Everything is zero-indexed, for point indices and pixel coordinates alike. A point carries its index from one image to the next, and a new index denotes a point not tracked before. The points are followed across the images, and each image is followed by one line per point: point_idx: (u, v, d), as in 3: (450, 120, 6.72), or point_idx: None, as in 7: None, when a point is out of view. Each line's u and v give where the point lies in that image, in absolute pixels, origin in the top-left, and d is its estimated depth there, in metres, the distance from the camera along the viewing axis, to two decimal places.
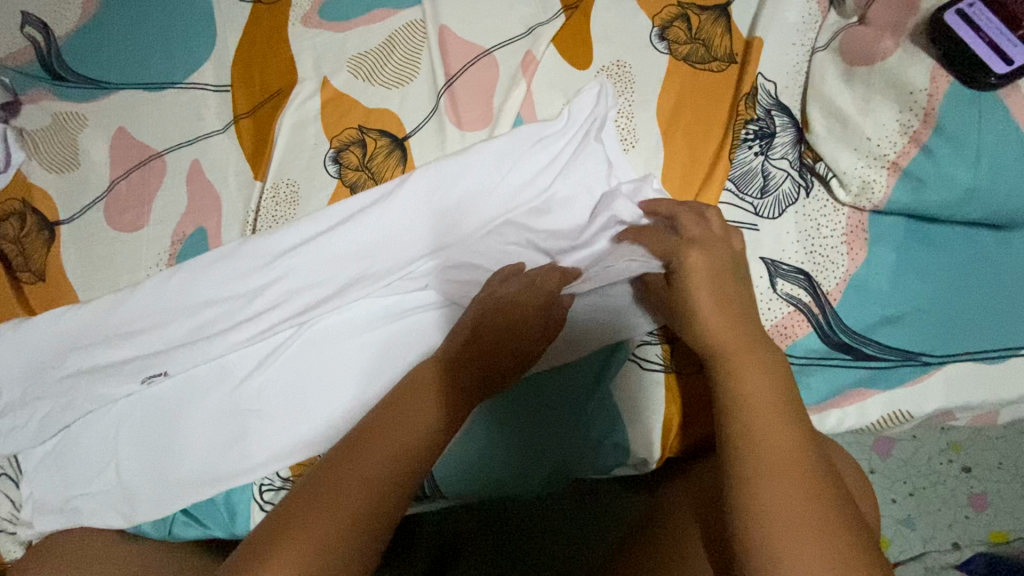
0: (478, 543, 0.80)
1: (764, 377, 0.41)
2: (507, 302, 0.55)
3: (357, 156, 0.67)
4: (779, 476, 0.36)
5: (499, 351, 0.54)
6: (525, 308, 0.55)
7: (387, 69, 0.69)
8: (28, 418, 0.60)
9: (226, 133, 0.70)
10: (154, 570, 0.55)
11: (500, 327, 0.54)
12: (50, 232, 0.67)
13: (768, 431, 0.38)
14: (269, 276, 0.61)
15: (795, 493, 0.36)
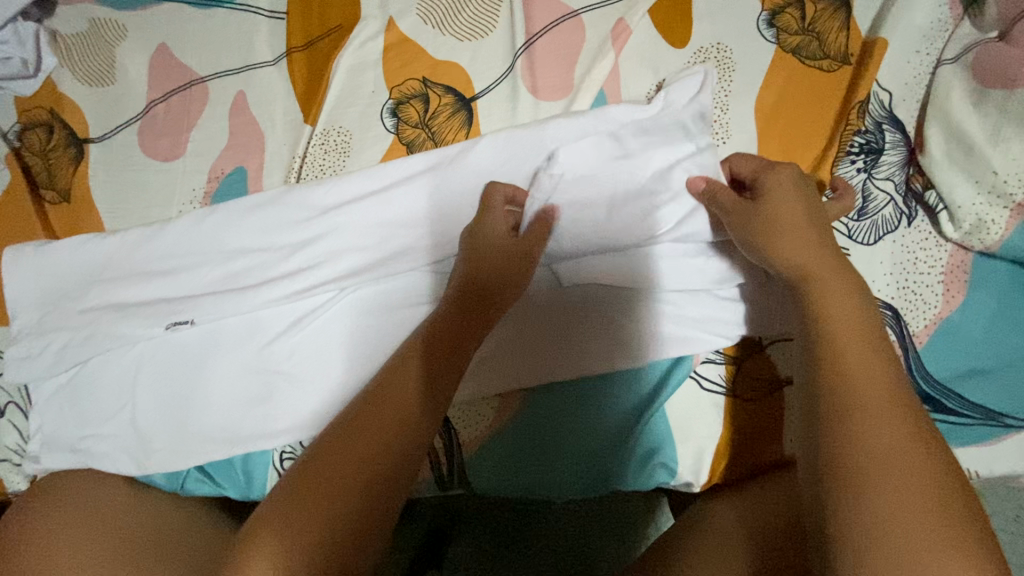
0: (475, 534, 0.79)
1: (847, 312, 0.41)
2: (496, 250, 0.51)
3: (418, 112, 0.61)
4: (868, 411, 0.35)
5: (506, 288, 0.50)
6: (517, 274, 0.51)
7: (461, 17, 0.63)
8: (42, 348, 0.56)
9: (277, 66, 0.64)
10: (165, 529, 0.53)
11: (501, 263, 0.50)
12: (78, 150, 0.63)
13: (850, 365, 0.38)
14: (314, 231, 0.57)
15: (885, 429, 0.34)
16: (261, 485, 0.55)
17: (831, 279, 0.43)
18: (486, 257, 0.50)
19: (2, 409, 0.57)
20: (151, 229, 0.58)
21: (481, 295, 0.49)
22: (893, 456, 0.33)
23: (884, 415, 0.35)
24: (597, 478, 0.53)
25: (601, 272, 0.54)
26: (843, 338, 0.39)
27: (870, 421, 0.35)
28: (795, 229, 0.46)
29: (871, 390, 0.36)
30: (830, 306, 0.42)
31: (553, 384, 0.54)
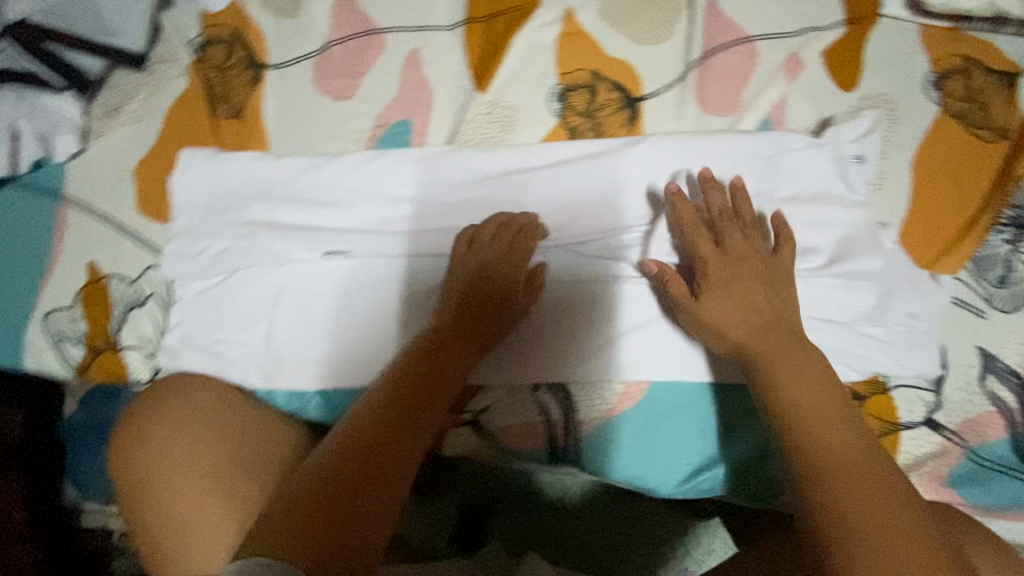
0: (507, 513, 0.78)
1: (813, 384, 0.45)
2: (489, 266, 0.56)
3: (584, 101, 0.64)
4: (857, 478, 0.39)
5: (489, 305, 0.55)
6: (510, 292, 0.56)
7: (639, 21, 0.65)
8: (200, 250, 0.59)
9: (454, 32, 0.67)
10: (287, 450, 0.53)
11: (493, 286, 0.55)
12: (255, 72, 0.65)
13: (831, 439, 0.41)
14: (473, 193, 0.60)
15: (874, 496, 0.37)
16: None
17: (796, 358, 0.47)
18: (483, 271, 0.56)
19: (142, 300, 0.60)
20: (318, 160, 0.60)
21: (471, 303, 0.55)
22: (886, 520, 0.36)
23: (871, 482, 0.38)
24: (703, 475, 0.57)
25: None
26: (810, 409, 0.43)
27: (847, 488, 0.38)
28: (723, 294, 0.52)
29: (847, 458, 0.40)
30: (796, 389, 0.45)
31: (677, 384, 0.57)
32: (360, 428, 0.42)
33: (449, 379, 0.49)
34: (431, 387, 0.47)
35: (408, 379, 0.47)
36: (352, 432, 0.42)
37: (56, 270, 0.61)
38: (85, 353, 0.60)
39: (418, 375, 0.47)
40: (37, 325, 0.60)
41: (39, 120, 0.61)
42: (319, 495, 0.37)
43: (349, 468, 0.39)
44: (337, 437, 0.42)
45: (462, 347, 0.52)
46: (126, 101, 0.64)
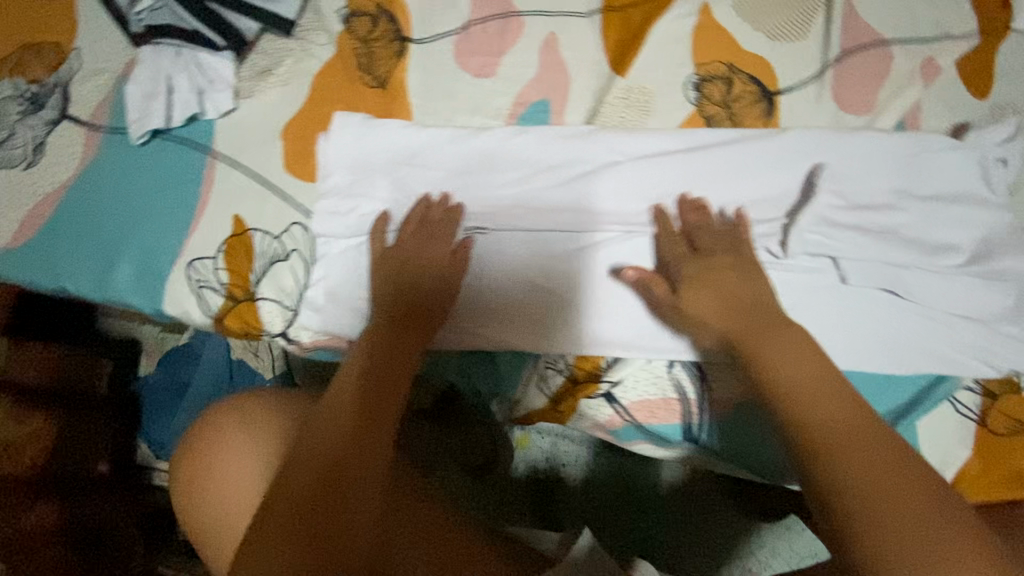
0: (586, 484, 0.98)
1: (808, 365, 0.44)
2: (406, 259, 0.59)
3: (721, 91, 0.65)
4: (875, 470, 0.37)
5: (408, 287, 0.57)
6: (442, 292, 0.58)
7: (775, 19, 0.67)
8: (351, 209, 0.62)
9: (592, 18, 0.69)
10: None
11: (393, 271, 0.58)
12: (400, 45, 0.67)
13: (832, 422, 0.40)
14: (611, 173, 0.61)
15: (891, 488, 0.37)
16: (518, 384, 0.62)
17: (768, 334, 0.48)
18: (400, 266, 0.59)
19: (285, 254, 0.62)
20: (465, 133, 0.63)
21: (410, 309, 0.56)
22: (914, 518, 0.35)
23: (893, 477, 0.37)
24: None
25: (883, 276, 0.57)
26: (808, 389, 0.43)
27: (859, 479, 0.37)
28: (703, 291, 0.54)
29: (860, 448, 0.39)
30: (790, 372, 0.44)
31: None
32: (332, 426, 0.43)
33: (402, 362, 0.51)
34: (397, 381, 0.49)
35: (366, 379, 0.48)
36: (319, 429, 0.43)
37: (202, 219, 0.62)
38: (224, 303, 0.61)
39: (383, 369, 0.49)
40: (181, 271, 0.62)
41: (199, 74, 0.64)
42: (298, 496, 0.39)
43: (336, 465, 0.41)
44: (312, 432, 0.43)
45: (414, 339, 0.54)
46: (276, 65, 0.66)
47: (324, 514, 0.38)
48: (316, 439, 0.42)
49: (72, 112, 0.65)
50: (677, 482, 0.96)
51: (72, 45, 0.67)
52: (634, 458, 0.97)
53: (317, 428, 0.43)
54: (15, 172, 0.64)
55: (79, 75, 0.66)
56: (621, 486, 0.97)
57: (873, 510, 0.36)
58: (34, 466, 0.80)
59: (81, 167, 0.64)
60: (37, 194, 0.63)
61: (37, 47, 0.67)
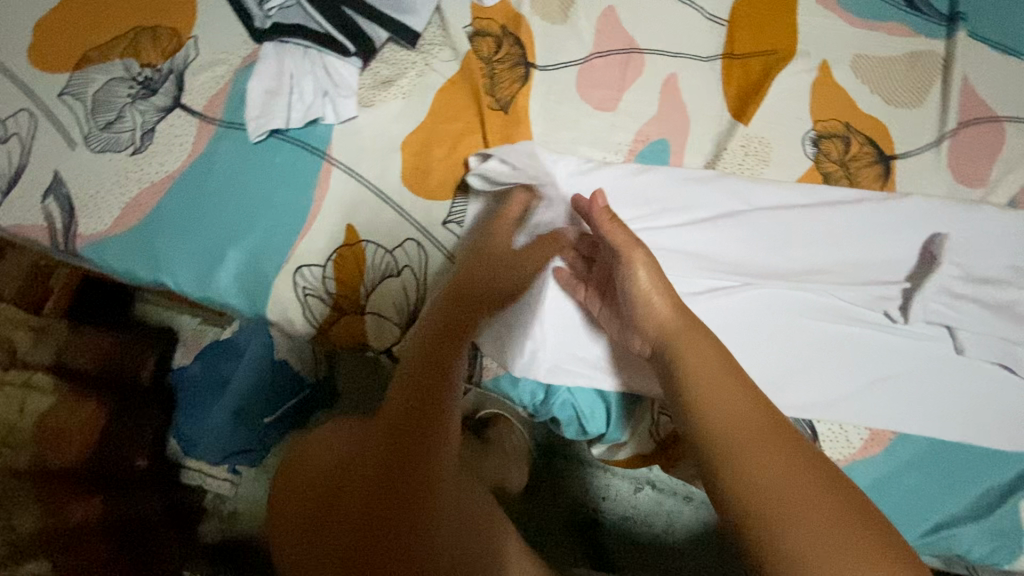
0: (621, 527, 0.98)
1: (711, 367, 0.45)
2: (489, 255, 0.57)
3: (838, 150, 0.66)
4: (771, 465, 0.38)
5: (477, 284, 0.55)
6: (496, 279, 0.57)
7: (895, 84, 0.68)
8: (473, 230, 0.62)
9: (714, 64, 0.69)
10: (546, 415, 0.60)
11: (476, 269, 0.56)
12: (524, 70, 0.67)
13: (743, 428, 0.40)
14: (734, 218, 0.61)
15: (794, 484, 0.37)
16: (625, 428, 0.62)
17: (696, 343, 0.47)
18: (471, 261, 0.57)
19: (397, 270, 0.60)
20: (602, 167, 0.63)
21: (460, 303, 0.53)
22: (805, 509, 0.36)
23: (781, 469, 0.38)
24: (947, 530, 0.57)
25: (999, 351, 0.57)
26: (709, 384, 0.44)
27: (771, 479, 0.37)
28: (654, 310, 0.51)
29: (752, 443, 0.39)
30: (719, 390, 0.43)
31: (935, 442, 0.57)
32: (374, 454, 0.42)
33: (452, 357, 0.48)
34: (446, 377, 0.47)
35: (411, 388, 0.46)
36: (364, 458, 0.43)
37: (312, 226, 0.61)
38: (330, 313, 0.60)
39: (434, 367, 0.47)
40: (287, 277, 0.60)
41: (325, 78, 0.63)
42: (361, 520, 0.40)
43: (381, 494, 0.40)
44: (359, 463, 0.43)
45: (464, 330, 0.51)
46: (398, 76, 0.65)
47: (384, 531, 0.39)
48: (361, 467, 0.42)
49: (185, 101, 0.63)
50: (706, 524, 0.98)
51: (189, 34, 0.65)
52: (669, 498, 0.99)
53: (371, 446, 0.43)
54: (121, 157, 0.62)
55: (195, 65, 0.65)
56: (654, 523, 0.98)
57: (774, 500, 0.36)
58: (82, 456, 0.78)
59: (188, 160, 0.62)
60: (143, 183, 0.61)
61: (154, 30, 0.65)
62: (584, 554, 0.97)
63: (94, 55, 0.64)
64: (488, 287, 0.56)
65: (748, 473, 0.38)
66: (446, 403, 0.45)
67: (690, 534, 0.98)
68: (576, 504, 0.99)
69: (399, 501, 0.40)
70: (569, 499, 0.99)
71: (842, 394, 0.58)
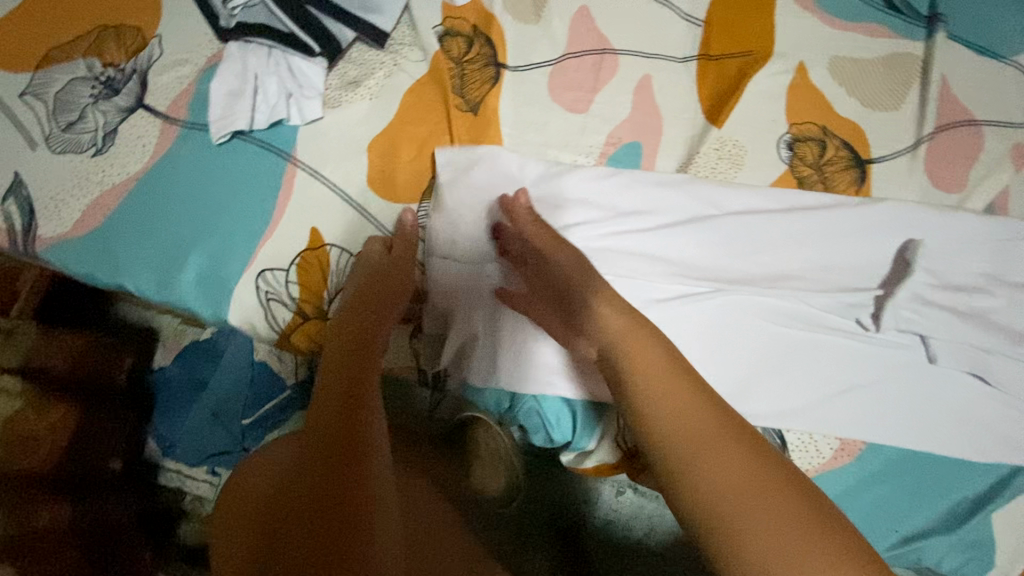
0: (602, 532, 0.98)
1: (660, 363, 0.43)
2: (372, 274, 0.56)
3: (814, 153, 0.65)
4: (717, 458, 0.37)
5: (376, 300, 0.55)
6: (399, 290, 0.57)
7: (873, 86, 0.67)
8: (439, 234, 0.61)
9: (689, 65, 0.68)
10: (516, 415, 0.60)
11: (373, 288, 0.55)
12: (494, 70, 0.66)
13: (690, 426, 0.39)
14: (704, 223, 0.60)
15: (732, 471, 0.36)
16: (594, 436, 0.60)
17: (641, 345, 0.46)
18: (368, 280, 0.56)
19: None
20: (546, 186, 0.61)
21: (363, 314, 0.53)
22: (752, 499, 0.35)
23: (730, 461, 0.37)
24: (915, 542, 0.56)
25: (971, 359, 0.56)
26: (656, 381, 0.42)
27: (711, 466, 0.37)
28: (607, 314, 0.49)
29: (693, 429, 0.39)
30: (662, 395, 0.41)
31: (905, 452, 0.56)
32: (312, 470, 0.40)
33: (369, 370, 0.48)
34: (363, 390, 0.45)
35: (338, 408, 0.44)
36: (305, 473, 0.41)
37: (275, 229, 0.60)
38: (293, 317, 0.60)
39: (351, 381, 0.46)
40: (249, 281, 0.59)
41: (290, 79, 0.62)
42: (297, 540, 0.37)
43: (326, 514, 0.37)
44: (301, 474, 0.41)
45: (371, 342, 0.51)
46: (365, 76, 0.64)
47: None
48: (303, 488, 0.40)
49: (148, 101, 0.62)
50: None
51: (152, 33, 0.64)
52: (651, 501, 0.98)
53: (306, 467, 0.41)
54: (82, 159, 0.61)
55: (159, 64, 0.63)
56: (635, 527, 0.98)
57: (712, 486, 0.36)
58: (50, 461, 0.77)
59: (150, 162, 0.61)
60: (105, 185, 0.60)
61: (117, 29, 0.64)
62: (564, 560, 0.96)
63: (55, 55, 0.63)
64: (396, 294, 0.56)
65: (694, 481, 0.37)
66: (368, 414, 0.44)
67: (673, 539, 0.97)
68: (557, 509, 0.98)
69: (333, 503, 0.38)
70: (549, 501, 0.98)
71: (813, 403, 0.57)
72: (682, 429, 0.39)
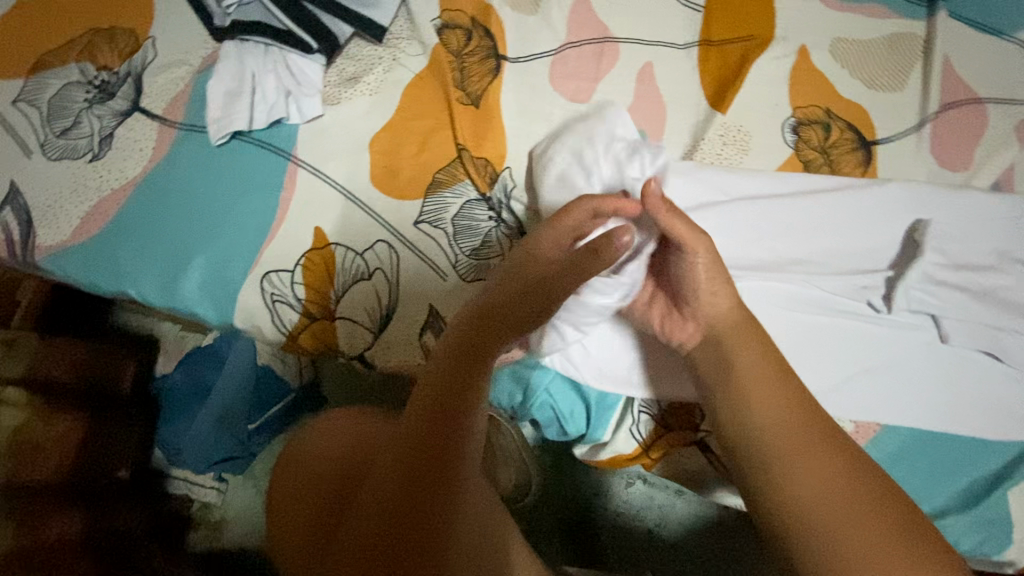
0: (613, 525, 0.97)
1: (761, 375, 0.48)
2: (529, 262, 0.47)
3: (819, 137, 0.64)
4: (814, 471, 0.42)
5: (520, 288, 0.43)
6: (550, 276, 0.45)
7: (875, 67, 0.67)
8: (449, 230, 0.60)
9: (690, 51, 0.67)
10: (528, 409, 0.60)
11: (525, 278, 0.45)
12: (494, 62, 0.65)
13: (793, 444, 0.44)
14: (713, 209, 0.59)
15: (844, 494, 0.41)
16: (610, 427, 0.60)
17: (738, 344, 0.50)
18: (522, 269, 0.46)
19: (369, 273, 0.59)
20: (625, 151, 0.58)
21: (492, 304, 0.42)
22: (851, 513, 0.40)
23: (844, 485, 0.42)
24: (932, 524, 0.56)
25: (984, 337, 0.56)
26: (760, 390, 0.47)
27: (806, 477, 0.42)
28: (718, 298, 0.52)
29: (787, 442, 0.44)
30: (764, 407, 0.47)
31: (918, 434, 0.56)
32: (375, 501, 0.33)
33: (472, 386, 0.36)
34: (456, 407, 0.35)
35: (419, 427, 0.34)
36: (369, 503, 0.33)
37: (279, 230, 0.59)
38: (300, 319, 0.59)
39: (448, 394, 0.35)
40: (254, 283, 0.58)
41: (288, 76, 0.61)
42: (358, 570, 0.31)
43: (378, 556, 0.30)
44: (366, 501, 0.34)
45: (488, 340, 0.39)
46: (364, 72, 0.63)
47: None
48: (363, 518, 0.33)
49: (144, 104, 0.61)
50: (697, 518, 0.97)
51: (146, 34, 0.63)
52: (660, 492, 0.98)
53: (371, 491, 0.34)
54: (79, 165, 0.60)
55: (154, 66, 0.62)
56: (646, 517, 0.98)
57: (812, 499, 0.41)
58: (57, 472, 0.74)
59: (149, 166, 0.60)
60: (102, 191, 0.59)
61: (110, 32, 0.63)
62: (576, 555, 0.96)
63: (48, 60, 0.62)
64: (555, 285, 0.45)
65: (786, 488, 0.42)
66: (454, 443, 0.34)
67: (682, 527, 0.97)
68: (567, 503, 0.98)
69: (412, 531, 0.31)
70: (559, 495, 0.98)
71: (827, 387, 0.56)
72: (781, 447, 0.44)
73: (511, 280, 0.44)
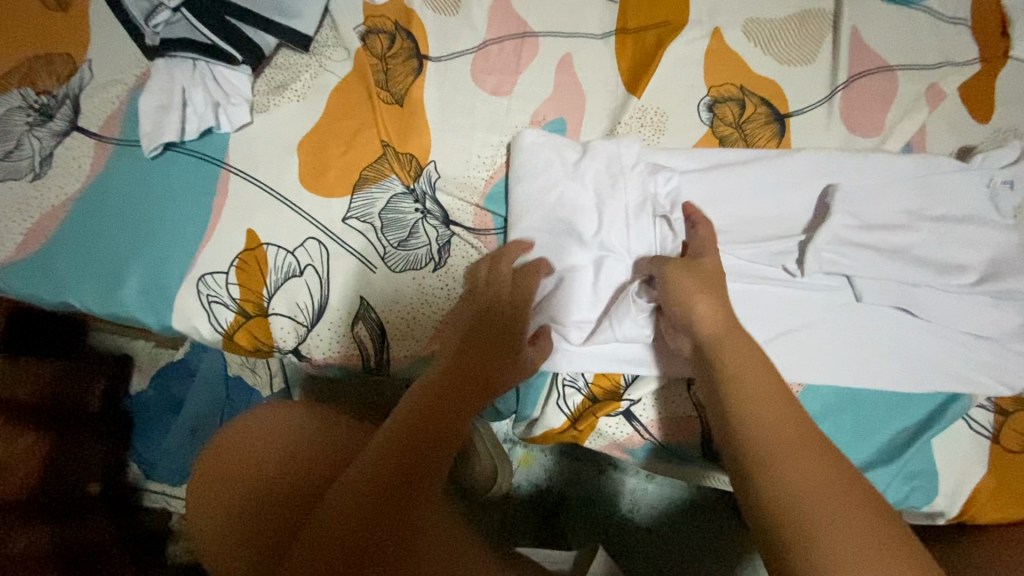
0: (587, 511, 0.98)
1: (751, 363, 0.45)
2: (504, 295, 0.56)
3: (734, 113, 0.66)
4: (815, 468, 0.36)
5: (500, 326, 0.54)
6: (519, 317, 0.55)
7: (787, 43, 0.69)
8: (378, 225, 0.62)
9: (607, 40, 0.70)
10: None
11: (503, 314, 0.55)
12: (417, 62, 0.68)
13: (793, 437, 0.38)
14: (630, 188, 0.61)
15: (840, 491, 0.35)
16: (539, 403, 0.62)
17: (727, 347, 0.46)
18: (498, 299, 0.56)
19: (300, 269, 0.61)
20: (647, 169, 0.61)
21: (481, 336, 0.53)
22: (851, 513, 0.33)
23: (839, 481, 0.36)
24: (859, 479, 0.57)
25: (896, 294, 0.58)
26: (751, 379, 0.43)
27: (802, 471, 0.36)
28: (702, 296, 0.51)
29: (785, 433, 0.39)
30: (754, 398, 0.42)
31: (840, 392, 0.58)
32: (369, 467, 0.39)
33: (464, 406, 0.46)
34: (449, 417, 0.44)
35: (419, 420, 0.42)
36: (366, 466, 0.39)
37: (213, 234, 0.61)
38: (235, 318, 0.61)
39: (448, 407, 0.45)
40: (191, 286, 0.60)
41: (216, 88, 0.64)
42: (346, 521, 0.36)
43: (373, 512, 0.36)
44: (361, 466, 0.39)
45: (472, 370, 0.49)
46: (292, 80, 0.66)
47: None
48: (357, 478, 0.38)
49: (81, 123, 0.64)
50: (670, 500, 0.98)
51: (82, 58, 0.66)
52: (632, 477, 0.99)
53: (364, 462, 0.40)
54: (20, 185, 0.62)
55: (90, 87, 0.65)
56: (619, 502, 0.98)
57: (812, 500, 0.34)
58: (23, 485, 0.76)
59: (87, 181, 0.62)
60: (43, 207, 0.62)
61: (48, 57, 0.66)
62: (551, 544, 0.96)
63: None
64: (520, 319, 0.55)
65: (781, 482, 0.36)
66: (447, 443, 0.42)
67: (657, 510, 0.98)
68: (539, 493, 0.99)
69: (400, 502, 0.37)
70: (532, 486, 0.99)
71: None
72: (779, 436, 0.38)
73: (492, 322, 0.54)
